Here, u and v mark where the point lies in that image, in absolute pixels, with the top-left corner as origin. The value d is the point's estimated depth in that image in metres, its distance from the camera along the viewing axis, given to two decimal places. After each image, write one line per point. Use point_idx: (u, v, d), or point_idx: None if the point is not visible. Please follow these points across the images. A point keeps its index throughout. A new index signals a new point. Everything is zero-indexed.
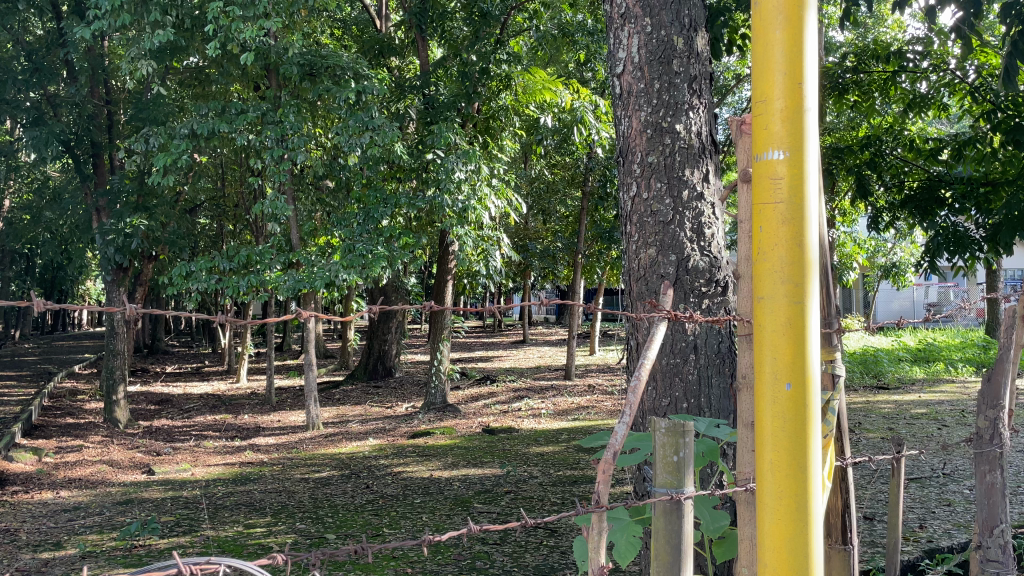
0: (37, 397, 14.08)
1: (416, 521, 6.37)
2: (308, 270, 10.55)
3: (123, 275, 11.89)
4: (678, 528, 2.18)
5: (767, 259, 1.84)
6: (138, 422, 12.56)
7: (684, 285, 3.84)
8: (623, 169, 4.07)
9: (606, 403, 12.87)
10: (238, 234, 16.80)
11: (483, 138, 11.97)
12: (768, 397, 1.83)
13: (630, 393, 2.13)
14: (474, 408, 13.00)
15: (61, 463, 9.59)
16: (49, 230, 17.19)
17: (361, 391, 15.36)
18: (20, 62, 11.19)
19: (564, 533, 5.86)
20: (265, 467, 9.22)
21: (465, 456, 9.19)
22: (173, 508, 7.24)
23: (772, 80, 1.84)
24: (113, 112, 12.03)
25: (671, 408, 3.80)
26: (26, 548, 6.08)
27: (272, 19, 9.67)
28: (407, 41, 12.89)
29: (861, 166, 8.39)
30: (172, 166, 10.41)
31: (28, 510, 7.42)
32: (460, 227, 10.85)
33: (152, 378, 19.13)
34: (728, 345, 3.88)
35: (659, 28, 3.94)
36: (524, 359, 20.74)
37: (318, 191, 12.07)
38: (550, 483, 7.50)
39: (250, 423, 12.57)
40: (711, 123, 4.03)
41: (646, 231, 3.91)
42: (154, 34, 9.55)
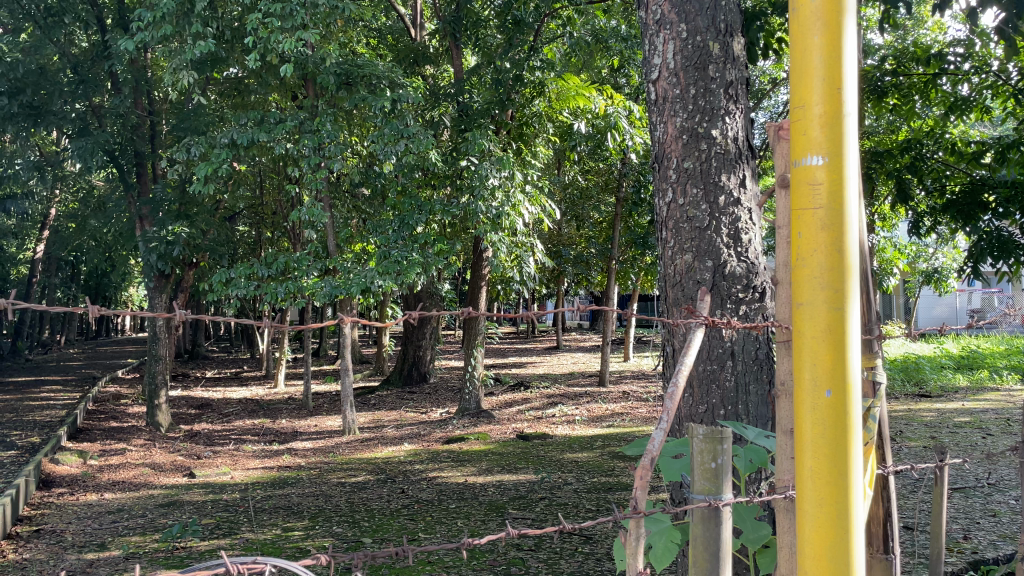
0: (82, 401, 14.41)
1: (452, 526, 6.40)
2: (345, 277, 10.66)
3: (165, 282, 12.15)
4: (717, 535, 2.18)
5: (806, 264, 1.84)
6: (179, 426, 12.78)
7: (721, 290, 3.82)
8: (658, 175, 4.07)
9: (641, 410, 12.81)
10: (276, 241, 17.05)
11: (517, 144, 12.14)
12: (808, 403, 1.82)
13: (667, 400, 2.14)
14: (508, 414, 13.02)
15: (105, 466, 9.80)
16: (94, 237, 17.63)
17: (396, 396, 15.48)
18: (67, 75, 11.53)
19: (599, 540, 5.84)
20: (302, 471, 9.33)
21: (499, 462, 9.21)
22: (213, 511, 7.37)
23: (810, 86, 1.83)
24: (156, 123, 12.32)
25: (708, 414, 3.80)
26: (73, 549, 6.24)
27: (310, 30, 9.80)
28: (442, 49, 13.03)
29: (902, 170, 8.18)
30: (212, 175, 10.61)
31: (74, 512, 7.60)
32: (494, 233, 10.88)
33: (193, 382, 19.49)
34: (767, 351, 3.84)
35: (695, 33, 3.94)
36: (557, 365, 20.73)
37: (353, 199, 12.21)
38: (585, 489, 7.48)
39: (288, 427, 12.73)
40: (747, 128, 4.01)
41: (681, 236, 3.91)
42: (196, 45, 9.75)
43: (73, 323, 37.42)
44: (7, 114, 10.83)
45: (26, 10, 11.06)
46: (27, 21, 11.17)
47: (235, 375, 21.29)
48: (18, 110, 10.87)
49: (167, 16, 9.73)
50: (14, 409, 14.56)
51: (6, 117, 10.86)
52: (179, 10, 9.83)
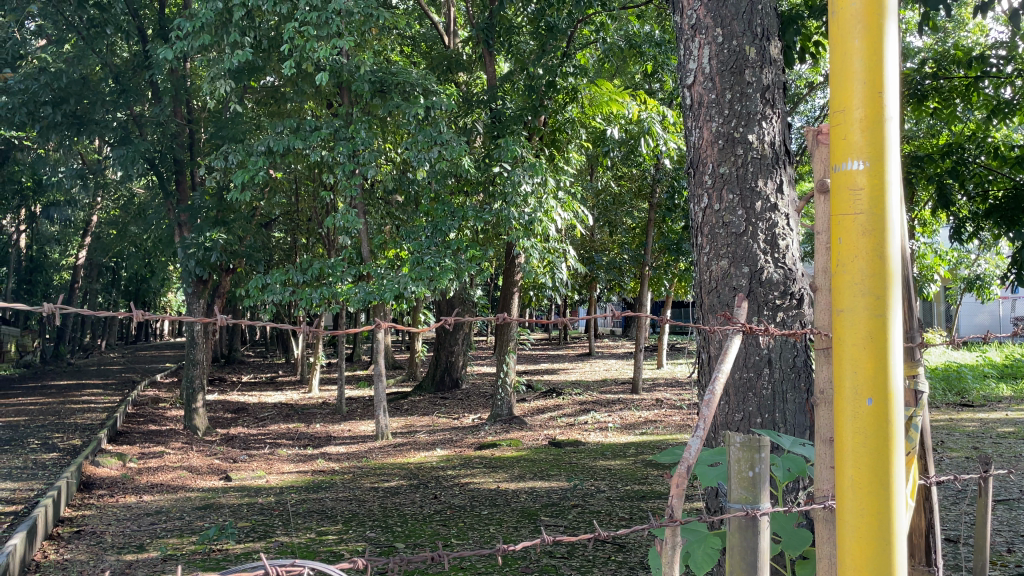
0: (122, 405, 14.70)
1: (484, 532, 6.39)
2: (378, 283, 10.74)
3: (203, 287, 12.35)
4: (755, 544, 2.16)
5: (846, 270, 1.81)
6: (215, 430, 12.97)
7: (758, 297, 3.78)
8: (693, 180, 4.04)
9: (675, 417, 12.69)
10: (311, 247, 17.27)
11: (549, 150, 12.15)
12: (848, 412, 1.79)
13: (704, 407, 2.12)
14: (540, 420, 12.97)
15: (144, 469, 9.97)
16: (134, 244, 17.99)
17: (429, 402, 15.53)
18: (109, 84, 11.79)
19: (632, 549, 5.79)
20: (336, 475, 9.41)
21: (531, 468, 9.19)
22: (248, 514, 7.46)
23: (851, 90, 1.81)
24: (195, 131, 12.55)
25: (745, 423, 3.74)
26: (112, 551, 6.34)
27: (345, 38, 9.91)
28: (475, 56, 13.07)
29: (943, 175, 8.07)
30: (249, 183, 10.77)
31: (114, 514, 7.73)
32: (526, 239, 10.87)
33: (230, 387, 19.77)
34: (805, 358, 3.78)
35: (731, 38, 3.90)
36: (590, 372, 20.64)
37: (387, 206, 12.28)
38: (618, 497, 7.43)
39: (322, 432, 12.84)
40: (785, 132, 3.96)
41: (717, 242, 3.87)
42: (233, 54, 9.91)
43: (114, 327, 38.24)
44: (51, 123, 11.12)
45: (70, 22, 11.35)
46: (71, 33, 11.47)
47: (270, 379, 21.52)
48: (62, 119, 11.15)
49: (206, 26, 9.92)
50: (58, 412, 14.90)
51: (51, 125, 11.15)
52: (217, 20, 10.04)
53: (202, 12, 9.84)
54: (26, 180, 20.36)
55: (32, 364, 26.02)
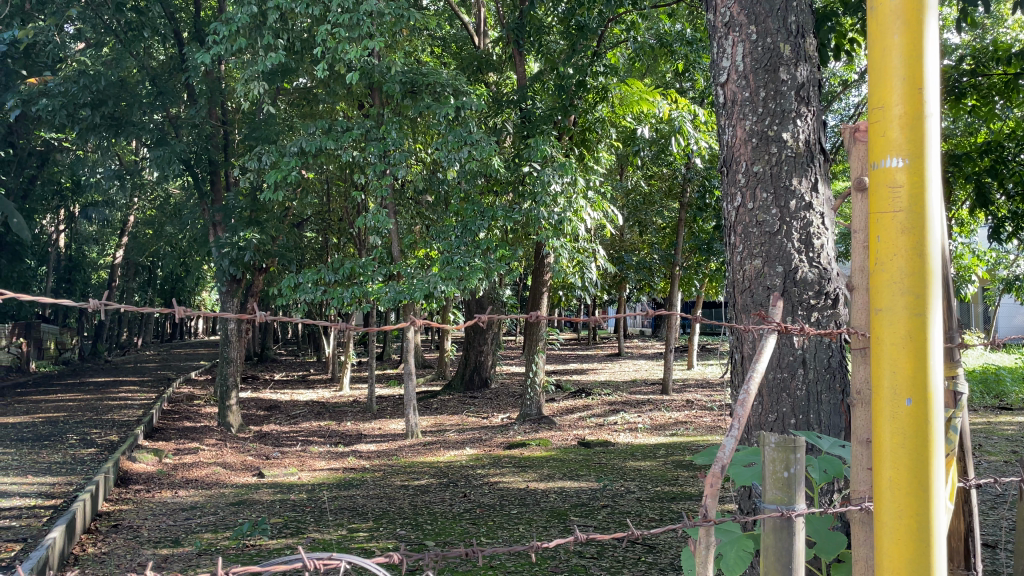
0: (158, 402, 14.97)
1: (513, 531, 6.40)
2: (409, 282, 10.81)
3: (236, 286, 12.52)
4: (789, 545, 2.15)
5: (886, 269, 1.79)
6: (249, 427, 13.15)
7: (792, 297, 3.74)
8: (727, 179, 4.02)
9: (705, 418, 12.59)
10: (341, 247, 17.45)
11: (579, 150, 12.12)
12: (886, 412, 1.77)
13: (738, 406, 2.11)
14: (570, 420, 12.95)
15: (179, 465, 10.14)
16: (170, 243, 18.29)
17: (459, 401, 15.59)
18: (147, 86, 12.02)
19: (663, 551, 5.75)
20: (367, 473, 9.49)
21: (561, 468, 9.19)
22: (282, 510, 7.55)
23: (890, 86, 1.78)
24: (229, 132, 12.73)
25: (778, 424, 3.72)
26: (148, 545, 6.47)
27: (376, 39, 9.99)
28: (505, 56, 13.10)
29: (982, 174, 7.88)
30: (282, 183, 10.90)
31: (150, 509, 7.87)
32: (556, 239, 10.86)
33: (263, 384, 20.03)
34: (840, 359, 3.73)
35: (765, 35, 3.87)
36: (619, 372, 20.56)
37: (417, 206, 12.35)
38: (648, 498, 7.39)
39: (352, 430, 12.95)
40: (820, 131, 3.91)
41: (751, 241, 3.85)
42: (267, 56, 10.03)
43: (150, 325, 38.94)
44: (90, 125, 11.33)
45: (108, 26, 11.59)
46: (109, 36, 11.68)
47: (302, 377, 21.74)
48: (100, 121, 11.37)
49: (240, 29, 10.07)
50: (95, 408, 15.20)
51: (90, 127, 11.38)
52: (251, 22, 10.17)
53: (236, 15, 9.98)
54: (65, 181, 20.82)
55: (71, 362, 26.60)
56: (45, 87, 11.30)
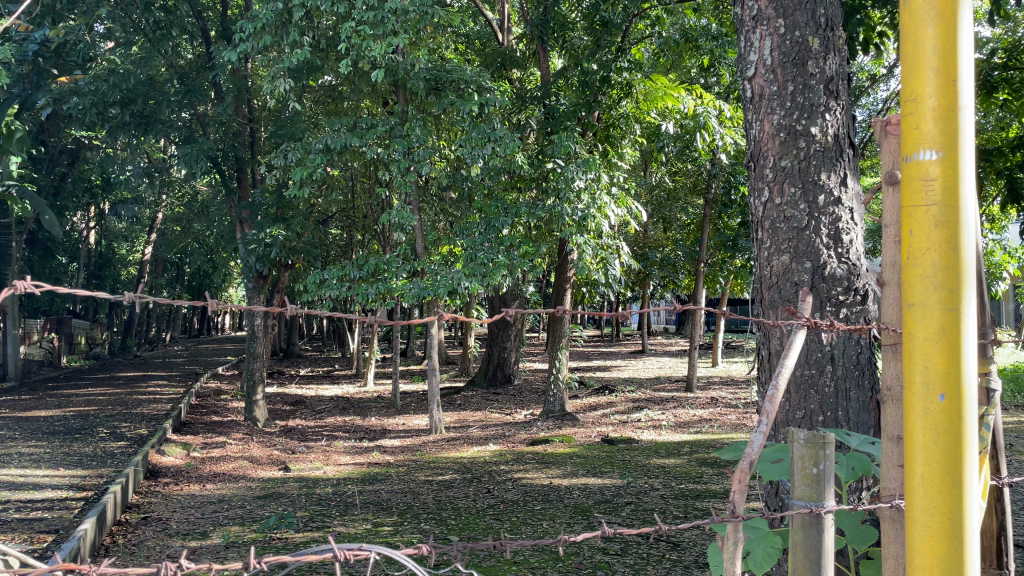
0: (186, 396, 15.17)
1: (537, 527, 6.40)
2: (433, 279, 10.83)
3: (263, 282, 12.63)
4: (819, 542, 2.14)
5: (918, 264, 1.77)
6: (275, 422, 13.27)
7: (820, 293, 3.71)
8: (754, 174, 3.98)
9: (730, 416, 12.50)
10: (366, 243, 17.55)
11: (603, 146, 12.08)
12: (919, 409, 1.75)
13: (766, 402, 2.09)
14: (593, 417, 12.93)
15: (207, 458, 10.26)
16: (197, 239, 18.51)
17: (482, 397, 15.63)
18: (174, 84, 12.14)
19: (687, 548, 5.72)
20: (392, 468, 9.54)
21: (584, 465, 9.18)
22: (307, 504, 7.62)
23: (924, 77, 1.76)
24: (255, 130, 12.84)
25: (806, 421, 3.69)
26: (177, 537, 6.56)
27: (400, 36, 10.01)
28: (528, 52, 13.10)
29: (1014, 169, 7.72)
30: (307, 180, 10.98)
31: (179, 501, 7.97)
32: (579, 235, 10.85)
33: (288, 380, 20.24)
34: (869, 356, 3.69)
35: (793, 28, 3.83)
36: (642, 369, 20.49)
37: (441, 203, 12.38)
38: (672, 495, 7.36)
39: (377, 425, 13.03)
40: (849, 125, 3.87)
41: (779, 237, 3.81)
42: (293, 54, 10.10)
43: (178, 321, 39.46)
44: (119, 123, 11.47)
45: (137, 25, 11.72)
46: (138, 35, 11.83)
47: (327, 373, 21.89)
48: (130, 119, 11.50)
49: (267, 26, 10.16)
50: (125, 402, 15.42)
51: (119, 125, 11.52)
52: (277, 20, 10.25)
53: (263, 13, 10.07)
54: (96, 178, 21.15)
55: (101, 357, 27.04)
56: (76, 86, 11.47)
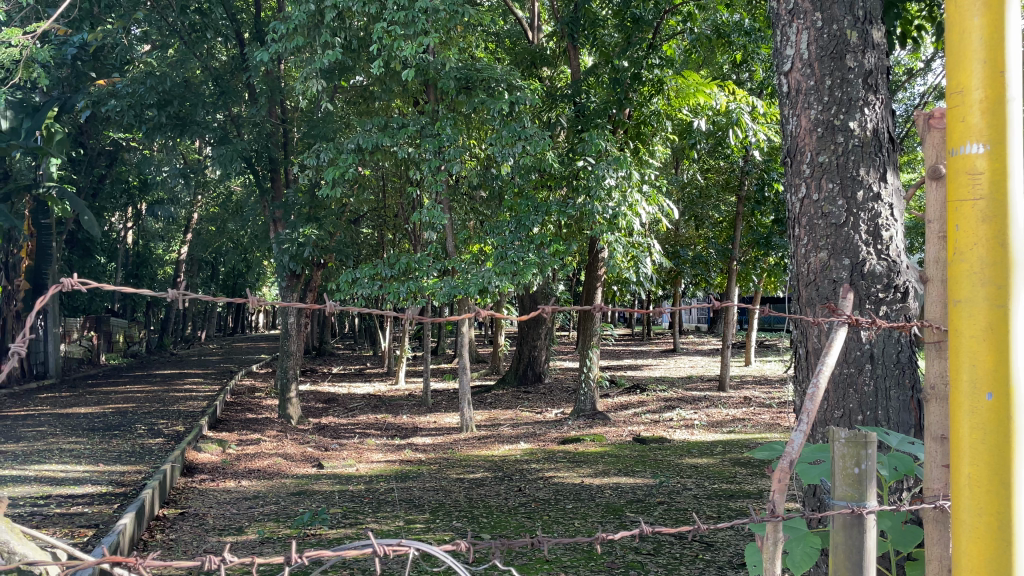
0: (221, 394, 15.39)
1: (569, 526, 6.38)
2: (463, 277, 10.86)
3: (296, 281, 12.76)
4: (860, 543, 2.10)
5: (965, 260, 1.73)
6: (307, 419, 13.40)
7: (859, 290, 3.65)
8: (791, 170, 3.93)
9: (764, 416, 12.35)
10: (397, 242, 17.66)
11: (634, 143, 11.95)
12: (966, 408, 1.71)
13: (806, 401, 2.06)
14: (624, 416, 12.88)
15: (242, 455, 10.39)
16: (231, 239, 18.77)
17: (512, 395, 15.64)
18: (209, 86, 12.29)
19: (721, 549, 5.66)
20: (423, 466, 9.58)
21: (615, 464, 9.14)
22: (340, 501, 7.68)
23: (969, 71, 1.72)
24: (288, 130, 12.98)
25: (845, 420, 3.64)
26: (214, 532, 6.66)
27: (431, 36, 10.04)
28: (559, 50, 13.10)
29: None
30: (340, 179, 11.05)
31: (215, 497, 8.08)
32: (610, 233, 10.78)
33: (321, 377, 20.47)
34: (910, 354, 3.62)
35: (830, 22, 3.78)
36: (674, 368, 20.34)
37: (471, 201, 12.42)
38: (705, 495, 7.30)
39: (408, 423, 13.09)
40: (889, 119, 3.79)
41: (816, 233, 3.76)
42: (325, 54, 10.18)
43: (213, 319, 40.05)
44: (156, 124, 11.66)
45: (173, 27, 11.90)
46: (174, 38, 12.00)
47: (358, 371, 22.04)
48: (167, 121, 11.69)
49: (300, 28, 10.26)
50: (162, 400, 15.68)
51: (156, 127, 11.72)
52: (309, 21, 10.32)
53: (295, 14, 10.16)
54: (133, 179, 21.55)
55: (139, 355, 27.55)
56: (114, 88, 11.68)
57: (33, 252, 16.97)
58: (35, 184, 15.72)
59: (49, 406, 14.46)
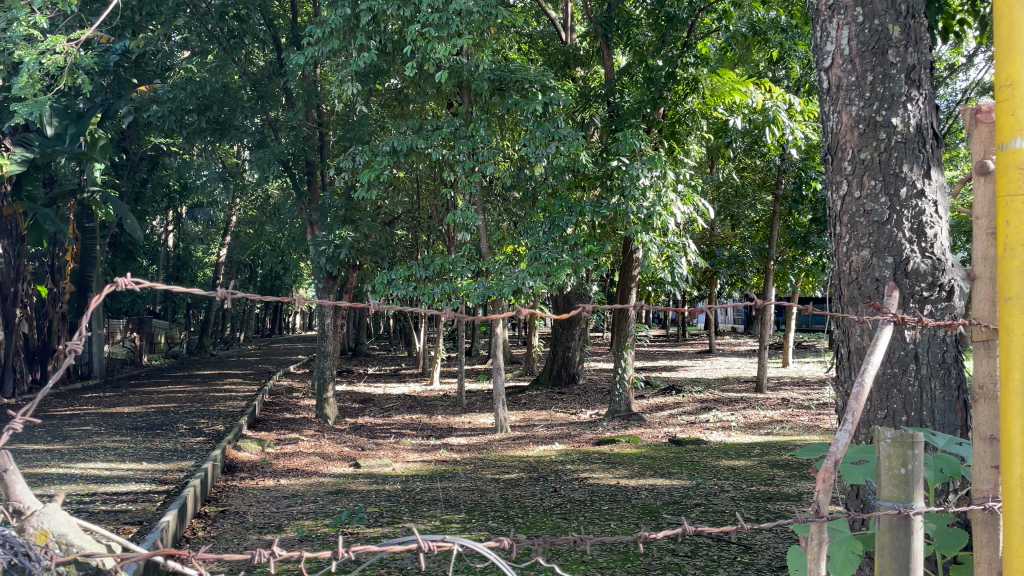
0: (259, 394, 15.63)
1: (605, 527, 6.37)
2: (497, 278, 10.85)
3: (332, 283, 12.91)
4: (907, 544, 2.07)
5: (1016, 255, 1.73)
6: (344, 419, 13.53)
7: (903, 289, 3.59)
8: (832, 167, 3.89)
9: (803, 417, 12.19)
10: (431, 244, 17.80)
11: (669, 143, 11.81)
12: (1018, 406, 1.71)
13: (851, 400, 2.04)
14: (660, 417, 12.80)
15: (281, 454, 10.53)
16: (269, 241, 19.02)
17: (547, 396, 15.63)
18: (248, 91, 12.49)
19: (760, 551, 5.60)
20: (458, 465, 9.63)
21: (652, 465, 9.10)
22: (377, 500, 7.74)
23: (1020, 66, 1.73)
24: (325, 134, 13.15)
25: (888, 420, 3.59)
26: (254, 530, 6.76)
27: (465, 37, 10.07)
28: (592, 51, 13.08)
29: None
30: (375, 181, 11.15)
31: (255, 495, 8.21)
32: (644, 233, 10.68)
33: (357, 378, 20.67)
34: (956, 354, 3.55)
35: (872, 17, 3.72)
36: (711, 369, 20.15)
37: (505, 202, 12.45)
38: (744, 497, 7.22)
39: (443, 423, 13.14)
40: (934, 114, 3.72)
41: (858, 232, 3.72)
42: (360, 57, 10.30)
43: (252, 321, 40.68)
44: (197, 129, 11.89)
45: (212, 34, 12.12)
46: (213, 43, 12.21)
47: (394, 371, 22.19)
48: (207, 125, 11.91)
49: (335, 32, 10.41)
50: (202, 399, 15.95)
51: (196, 131, 11.95)
52: (345, 25, 10.41)
53: (331, 18, 10.29)
54: (174, 183, 21.96)
55: (180, 355, 28.09)
56: (156, 94, 11.93)
57: (78, 255, 17.38)
58: (80, 188, 16.09)
59: (94, 405, 14.81)
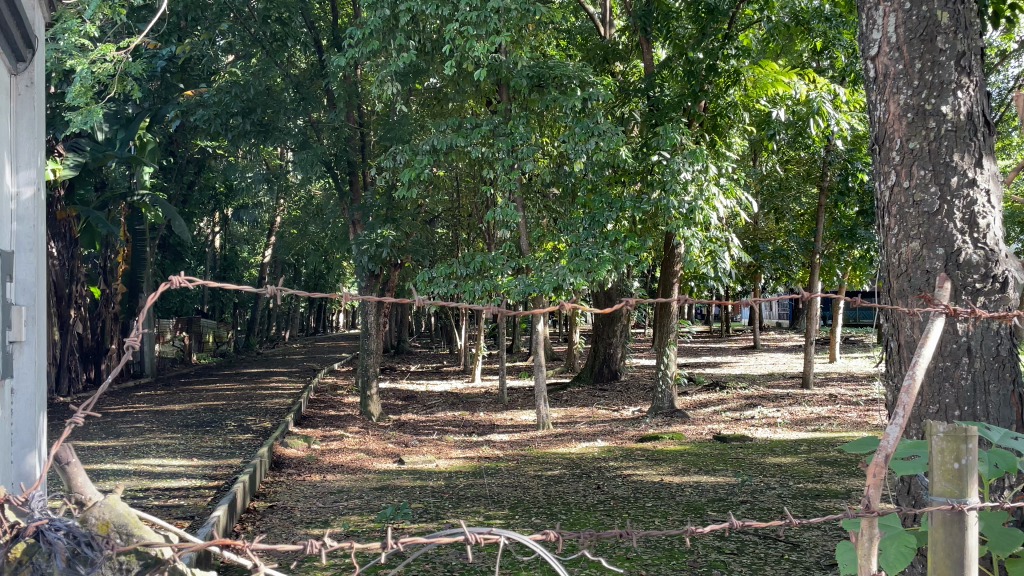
0: (305, 392, 15.86)
1: (649, 524, 6.34)
2: (538, 275, 10.80)
3: (374, 282, 13.05)
4: (961, 540, 2.03)
5: None
6: (388, 416, 13.67)
7: (954, 280, 3.51)
8: (880, 157, 3.81)
9: (852, 414, 11.96)
10: (471, 241, 17.88)
11: (710, 136, 11.64)
12: None
13: (902, 393, 2.01)
14: (704, 414, 12.67)
15: (326, 450, 10.69)
16: (313, 241, 19.27)
17: (589, 393, 15.59)
18: (290, 93, 12.67)
19: (807, 550, 5.52)
20: (501, 462, 9.67)
21: (695, 462, 9.01)
22: (422, 495, 7.83)
23: None
24: (365, 134, 13.28)
25: (941, 415, 3.49)
26: (301, 525, 6.89)
27: (503, 35, 10.06)
28: (631, 45, 13.03)
29: None
30: (415, 180, 11.23)
31: (302, 491, 8.35)
32: (686, 228, 10.54)
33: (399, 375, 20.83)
34: (1009, 347, 3.47)
35: (920, 3, 3.64)
36: (757, 365, 19.87)
37: (545, 199, 12.44)
38: (791, 495, 7.12)
39: (485, 420, 13.19)
40: (984, 101, 3.63)
41: (907, 222, 3.64)
42: (400, 57, 10.38)
43: (297, 319, 41.32)
44: (241, 131, 12.13)
45: (256, 37, 12.35)
46: (256, 47, 12.42)
47: (436, 369, 22.34)
48: (251, 128, 12.12)
49: (375, 33, 10.51)
50: (249, 397, 16.26)
51: (241, 134, 12.18)
52: (385, 26, 10.51)
53: (371, 19, 10.39)
54: (220, 185, 22.40)
55: (227, 353, 28.65)
56: (202, 98, 12.20)
57: (129, 257, 17.86)
58: (129, 192, 16.47)
59: (146, 403, 15.18)
